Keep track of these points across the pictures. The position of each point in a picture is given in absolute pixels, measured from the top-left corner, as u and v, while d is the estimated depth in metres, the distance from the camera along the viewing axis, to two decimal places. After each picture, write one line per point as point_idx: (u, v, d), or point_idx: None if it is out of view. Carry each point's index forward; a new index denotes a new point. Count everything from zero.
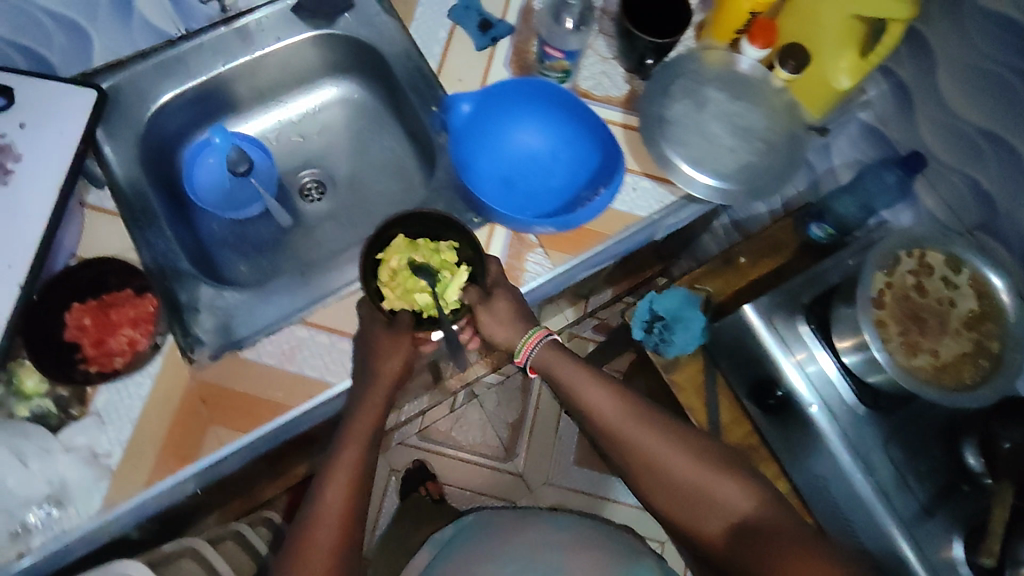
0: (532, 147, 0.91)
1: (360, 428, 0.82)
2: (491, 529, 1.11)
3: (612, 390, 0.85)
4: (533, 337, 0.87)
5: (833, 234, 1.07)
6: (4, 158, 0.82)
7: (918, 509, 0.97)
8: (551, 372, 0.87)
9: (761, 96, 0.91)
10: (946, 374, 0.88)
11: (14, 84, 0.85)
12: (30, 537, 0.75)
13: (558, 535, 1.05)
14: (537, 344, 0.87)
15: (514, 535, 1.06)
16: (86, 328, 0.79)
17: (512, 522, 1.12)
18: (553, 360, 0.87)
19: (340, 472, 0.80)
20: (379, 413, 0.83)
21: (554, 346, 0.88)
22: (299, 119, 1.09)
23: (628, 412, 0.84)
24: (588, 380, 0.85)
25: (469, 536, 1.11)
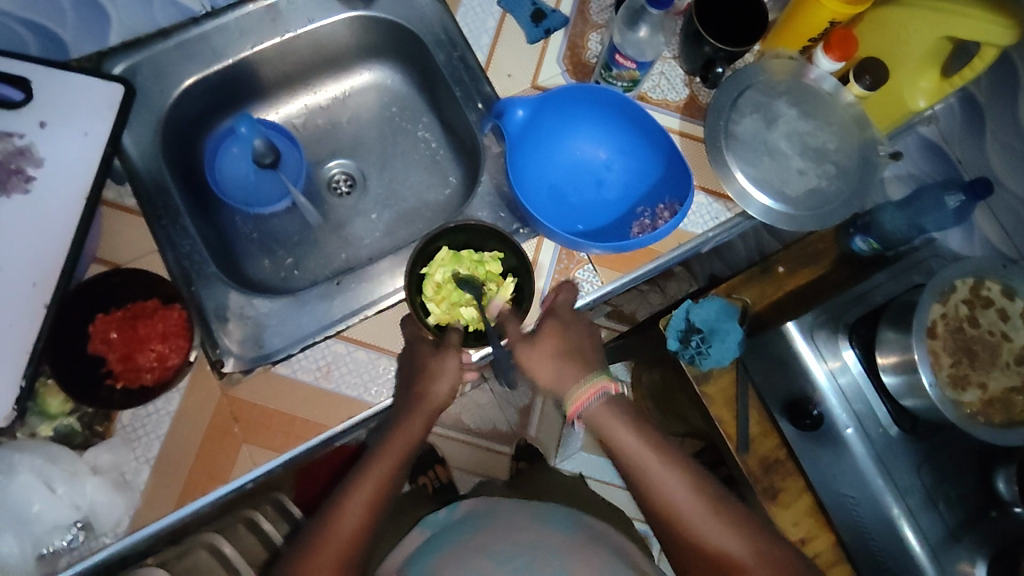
0: (587, 157, 0.86)
1: (376, 472, 0.76)
2: (489, 525, 0.87)
3: (665, 453, 0.77)
4: (588, 389, 0.76)
5: (876, 247, 1.04)
6: (25, 162, 0.76)
7: (946, 533, 0.96)
8: (603, 425, 0.77)
9: (833, 112, 0.86)
10: (993, 410, 0.87)
11: (32, 76, 0.78)
12: (57, 559, 0.71)
13: (567, 539, 0.81)
14: (590, 400, 0.76)
15: (516, 533, 0.82)
16: (113, 342, 0.75)
17: (518, 517, 0.88)
18: (608, 415, 0.77)
19: (340, 525, 0.73)
20: (405, 452, 0.77)
21: (613, 400, 0.78)
22: (328, 105, 1.02)
23: (676, 482, 0.76)
24: (644, 439, 0.77)
25: (465, 531, 0.87)
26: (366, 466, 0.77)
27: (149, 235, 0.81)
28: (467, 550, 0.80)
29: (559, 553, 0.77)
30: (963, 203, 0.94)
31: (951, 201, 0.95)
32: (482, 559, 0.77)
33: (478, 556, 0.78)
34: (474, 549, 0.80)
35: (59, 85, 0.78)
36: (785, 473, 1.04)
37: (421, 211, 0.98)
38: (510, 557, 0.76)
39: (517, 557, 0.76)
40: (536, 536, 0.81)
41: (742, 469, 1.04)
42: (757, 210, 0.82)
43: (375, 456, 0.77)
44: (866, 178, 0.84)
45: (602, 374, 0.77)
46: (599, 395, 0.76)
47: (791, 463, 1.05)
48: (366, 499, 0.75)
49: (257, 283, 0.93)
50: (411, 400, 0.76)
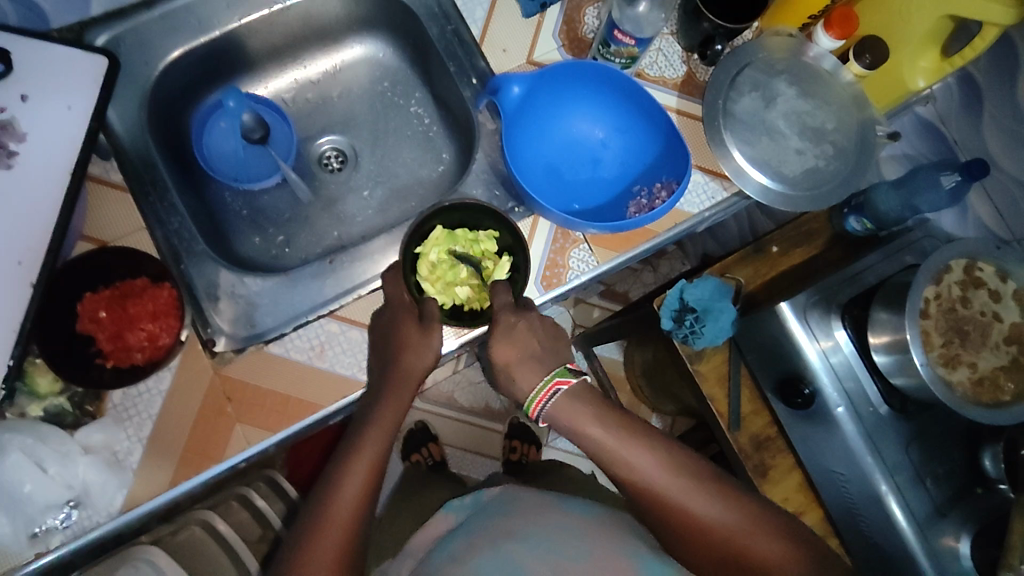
0: (583, 135, 0.85)
1: (368, 452, 0.73)
2: (513, 508, 0.86)
3: (635, 434, 0.76)
4: (542, 390, 0.76)
5: (870, 228, 1.05)
6: (5, 137, 0.73)
7: (932, 509, 0.98)
8: (569, 424, 0.76)
9: (832, 91, 0.85)
10: (983, 390, 0.88)
11: (10, 46, 0.75)
12: (50, 538, 0.71)
13: (590, 520, 0.81)
14: (547, 399, 0.76)
15: (539, 516, 0.81)
16: (103, 321, 0.74)
17: (539, 500, 0.87)
18: (570, 408, 0.76)
19: (337, 510, 0.69)
20: (395, 426, 0.75)
21: (572, 395, 0.76)
22: (318, 80, 1.00)
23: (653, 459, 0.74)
24: (606, 426, 0.75)
25: (491, 514, 0.86)
26: (357, 446, 0.73)
27: (136, 211, 0.79)
28: (495, 534, 0.79)
29: (583, 536, 0.77)
30: (958, 183, 0.93)
31: (947, 181, 0.94)
32: (511, 541, 0.76)
33: (507, 539, 0.77)
34: (502, 532, 0.79)
35: (42, 57, 0.76)
36: (774, 451, 1.10)
37: (414, 189, 0.97)
38: (537, 539, 0.75)
39: (544, 539, 0.76)
40: (558, 518, 0.80)
41: (733, 446, 1.08)
42: (754, 189, 0.82)
43: (364, 434, 0.74)
44: (864, 158, 0.84)
45: (559, 372, 0.76)
46: (552, 396, 0.76)
47: (782, 441, 1.10)
48: (361, 481, 0.71)
49: (249, 262, 0.91)
50: (393, 378, 0.75)
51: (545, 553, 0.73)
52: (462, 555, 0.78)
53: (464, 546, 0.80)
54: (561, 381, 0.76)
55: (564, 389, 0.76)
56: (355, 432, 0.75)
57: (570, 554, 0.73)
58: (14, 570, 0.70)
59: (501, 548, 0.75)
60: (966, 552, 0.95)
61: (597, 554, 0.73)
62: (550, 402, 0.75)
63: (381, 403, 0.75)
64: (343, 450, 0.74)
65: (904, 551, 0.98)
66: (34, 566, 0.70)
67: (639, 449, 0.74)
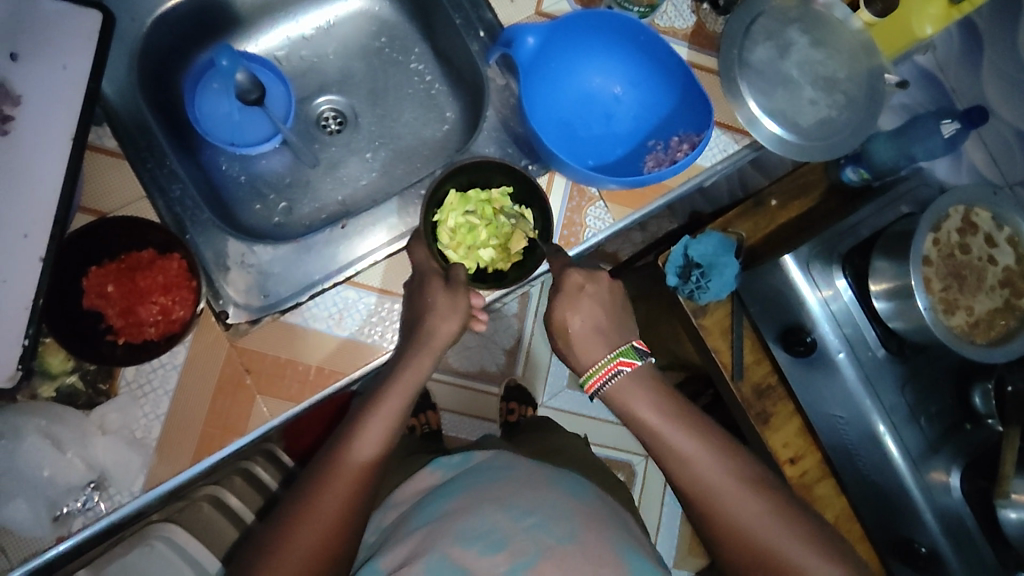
0: (597, 89, 0.83)
1: (378, 419, 0.72)
2: (510, 473, 0.86)
3: (690, 426, 0.77)
4: (604, 369, 0.76)
5: (867, 177, 1.07)
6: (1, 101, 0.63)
7: (926, 445, 1.02)
8: (622, 403, 0.77)
9: (843, 40, 0.85)
10: (979, 331, 0.92)
11: None
12: (71, 520, 0.68)
13: (580, 504, 0.80)
14: (608, 378, 0.76)
15: (529, 488, 0.81)
16: (111, 296, 0.72)
17: (534, 473, 0.86)
18: (626, 389, 0.76)
19: (340, 473, 0.69)
20: (412, 393, 0.73)
21: (634, 376, 0.77)
22: (311, 36, 0.95)
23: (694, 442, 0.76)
24: (663, 414, 0.76)
25: (483, 477, 0.86)
26: (371, 410, 0.72)
27: (136, 179, 0.74)
28: (482, 499, 0.79)
29: (573, 516, 0.76)
30: (957, 132, 0.94)
31: (946, 130, 0.95)
32: (498, 510, 0.76)
33: (495, 507, 0.77)
34: (491, 499, 0.79)
35: (26, 12, 0.65)
36: (775, 398, 1.13)
37: (417, 149, 0.94)
38: (525, 512, 0.75)
39: (531, 513, 0.75)
40: (549, 495, 0.79)
41: (735, 395, 1.11)
42: (768, 138, 0.82)
43: (378, 402, 0.72)
44: (874, 108, 0.85)
45: (623, 351, 0.77)
46: (612, 376, 0.76)
47: (782, 388, 1.13)
48: (368, 448, 0.71)
49: (252, 230, 0.87)
50: (416, 340, 0.73)
51: (532, 529, 0.73)
52: (449, 515, 0.78)
53: (450, 508, 0.80)
54: (624, 361, 0.76)
55: (626, 369, 0.76)
56: (368, 398, 0.74)
57: (558, 533, 0.73)
58: (34, 555, 0.67)
59: (487, 515, 0.76)
60: (956, 485, 1.01)
61: (585, 539, 0.73)
62: (610, 382, 0.76)
63: (400, 369, 0.73)
64: (356, 413, 0.74)
65: (898, 488, 1.03)
66: (55, 551, 0.67)
67: (690, 439, 0.76)
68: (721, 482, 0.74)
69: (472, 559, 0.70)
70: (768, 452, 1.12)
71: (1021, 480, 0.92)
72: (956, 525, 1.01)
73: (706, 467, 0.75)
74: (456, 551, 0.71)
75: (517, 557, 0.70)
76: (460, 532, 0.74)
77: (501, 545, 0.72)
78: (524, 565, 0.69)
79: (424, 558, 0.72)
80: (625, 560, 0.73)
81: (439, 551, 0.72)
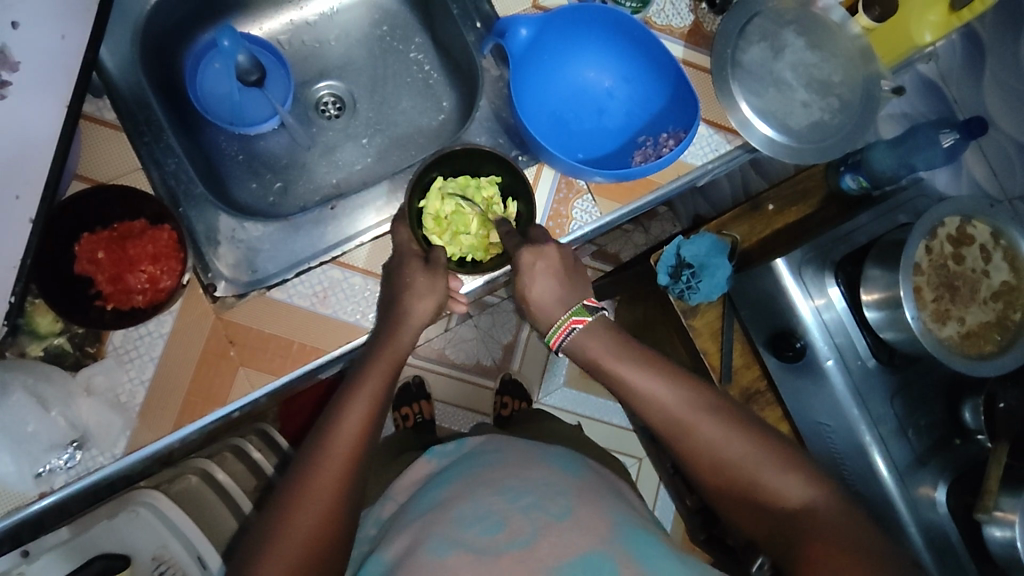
0: (590, 84, 0.84)
1: (370, 386, 0.72)
2: (496, 459, 0.86)
3: (663, 371, 0.77)
4: (558, 328, 0.78)
5: (865, 185, 1.05)
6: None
7: (912, 458, 1.00)
8: (598, 362, 0.77)
9: (840, 43, 0.85)
10: (970, 344, 0.91)
11: None
12: (53, 478, 0.70)
13: (572, 480, 0.80)
14: (564, 335, 0.78)
15: (523, 470, 0.81)
16: (101, 262, 0.74)
17: (520, 456, 0.87)
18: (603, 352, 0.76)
19: (339, 441, 0.69)
20: (397, 363, 0.74)
21: (591, 332, 0.78)
22: (315, 22, 0.98)
23: (659, 372, 0.77)
24: (637, 361, 0.77)
25: (475, 463, 0.86)
26: (363, 374, 0.73)
27: (132, 152, 0.77)
28: (475, 484, 0.79)
29: (567, 492, 0.77)
30: (955, 142, 0.93)
31: (944, 140, 0.94)
32: (493, 494, 0.76)
33: (489, 491, 0.77)
34: (484, 484, 0.79)
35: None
36: (764, 403, 1.12)
37: (413, 137, 0.96)
38: (519, 494, 0.75)
39: (525, 494, 0.75)
40: (538, 474, 0.80)
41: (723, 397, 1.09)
42: (759, 140, 0.83)
43: (370, 365, 0.73)
44: (870, 113, 0.84)
45: (576, 310, 0.78)
46: (568, 334, 0.77)
47: (771, 394, 1.13)
48: (363, 415, 0.71)
49: (246, 208, 0.89)
50: (393, 320, 0.75)
51: (527, 510, 0.72)
52: (446, 502, 0.78)
53: (445, 495, 0.80)
54: (577, 319, 0.77)
55: (580, 327, 0.77)
56: (360, 366, 0.74)
57: (553, 509, 0.73)
58: (20, 507, 0.70)
59: (481, 500, 0.76)
60: (942, 500, 0.98)
61: (580, 513, 0.73)
62: (567, 339, 0.78)
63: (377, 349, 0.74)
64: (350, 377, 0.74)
65: (883, 501, 0.99)
66: (38, 505, 0.70)
67: (665, 383, 0.76)
68: (699, 421, 0.75)
69: (471, 538, 0.70)
70: None
71: (1008, 498, 0.89)
72: (941, 543, 0.97)
73: (685, 409, 0.75)
74: (457, 535, 0.71)
75: (515, 535, 0.70)
76: (458, 517, 0.74)
77: (501, 526, 0.71)
78: (524, 541, 0.69)
79: (425, 542, 0.72)
80: (618, 538, 0.71)
81: (439, 536, 0.72)
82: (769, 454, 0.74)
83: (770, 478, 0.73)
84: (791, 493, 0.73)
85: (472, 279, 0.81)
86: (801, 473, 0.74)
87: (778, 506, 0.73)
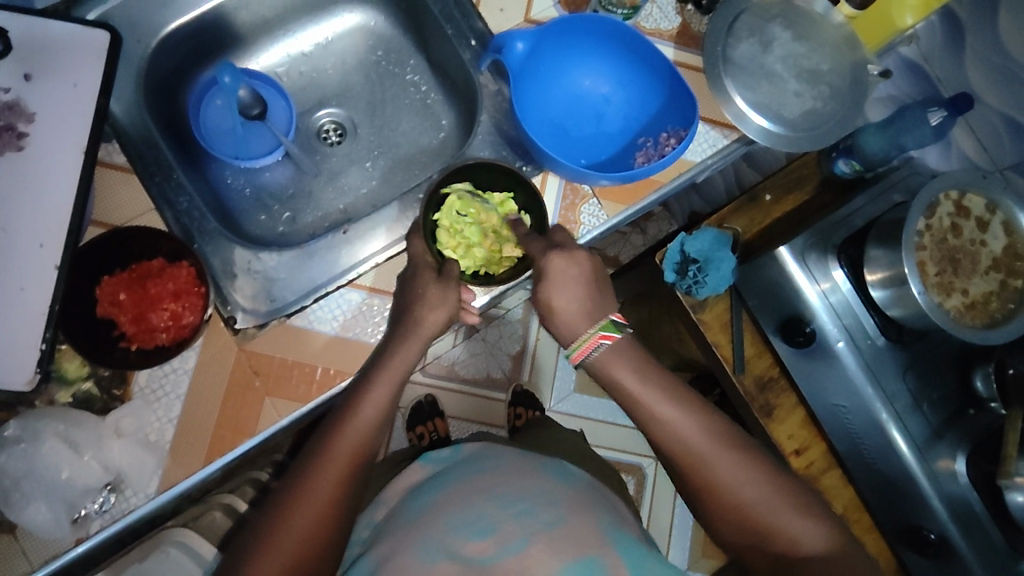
0: (587, 91, 0.86)
1: (366, 409, 0.72)
2: (503, 466, 0.86)
3: (663, 390, 0.78)
4: (589, 341, 0.77)
5: (859, 169, 1.05)
6: (15, 118, 0.71)
7: (930, 432, 1.01)
8: (596, 369, 0.78)
9: (825, 33, 0.88)
10: (976, 313, 0.94)
11: (13, 27, 0.72)
12: (89, 523, 0.70)
13: (569, 491, 0.80)
14: (592, 349, 0.77)
15: (517, 479, 0.81)
16: (123, 303, 0.74)
17: (519, 462, 0.87)
18: (606, 358, 0.78)
19: (329, 463, 0.69)
20: (398, 383, 0.74)
21: (617, 349, 0.78)
22: (311, 52, 0.99)
23: (657, 383, 0.78)
24: (645, 381, 0.77)
25: (472, 469, 0.86)
26: (356, 403, 0.72)
27: (144, 193, 0.78)
28: (470, 492, 0.79)
29: (560, 502, 0.77)
30: (944, 119, 0.94)
31: (933, 118, 0.94)
32: (486, 500, 0.77)
33: (482, 498, 0.77)
34: (477, 492, 0.79)
35: (44, 35, 0.73)
36: (778, 390, 1.09)
37: (416, 157, 0.97)
38: (513, 501, 0.76)
39: (521, 500, 0.76)
40: (537, 483, 0.80)
41: (738, 389, 1.07)
42: (757, 131, 0.85)
43: (369, 390, 0.72)
44: (859, 98, 0.87)
45: (603, 326, 0.78)
46: (595, 349, 0.77)
47: (785, 380, 1.09)
48: (356, 441, 0.71)
49: (257, 240, 0.90)
50: (411, 339, 0.75)
51: (519, 515, 0.73)
52: (437, 507, 0.78)
53: (440, 499, 0.80)
54: (606, 334, 0.77)
55: (609, 343, 0.78)
56: (363, 379, 0.74)
57: (545, 517, 0.73)
58: (56, 556, 0.69)
59: (476, 506, 0.76)
60: (962, 471, 1.00)
61: (572, 523, 0.73)
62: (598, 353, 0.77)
63: (397, 367, 0.74)
64: (350, 394, 0.74)
65: (905, 475, 1.01)
66: (74, 553, 0.69)
67: (660, 396, 0.77)
68: (691, 436, 0.76)
69: (463, 545, 0.71)
70: (773, 444, 1.08)
71: None
72: (966, 513, 0.99)
73: (678, 422, 0.76)
74: (449, 541, 0.72)
75: (507, 540, 0.70)
76: (450, 522, 0.74)
77: (491, 531, 0.72)
78: (513, 547, 0.69)
79: (414, 546, 0.73)
80: (610, 543, 0.72)
81: (430, 542, 0.72)
82: (753, 473, 0.75)
83: (759, 500, 0.74)
84: (778, 515, 0.74)
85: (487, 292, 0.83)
86: (795, 504, 0.75)
87: (761, 525, 0.74)
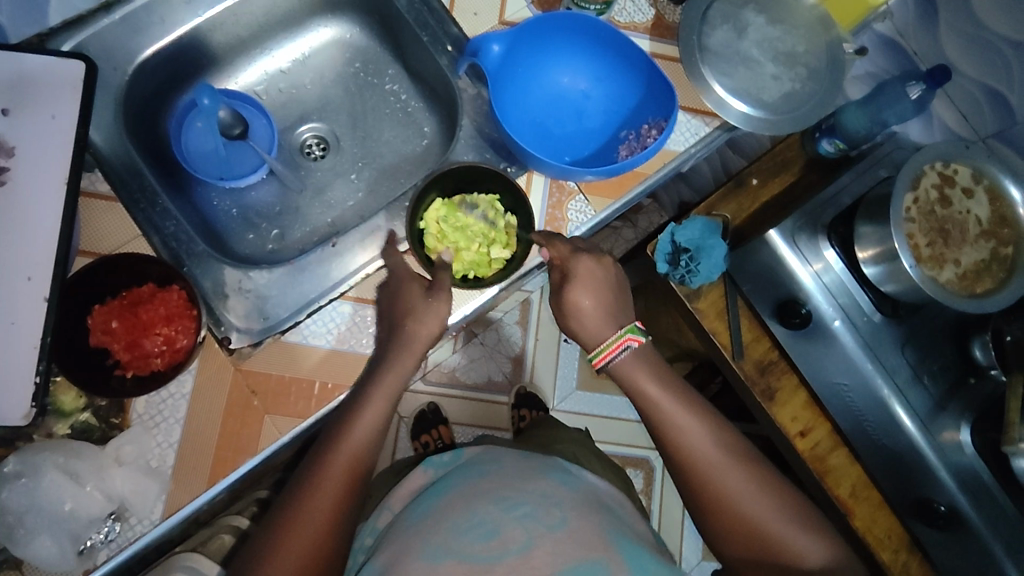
0: (566, 89, 0.87)
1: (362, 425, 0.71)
2: (507, 467, 0.85)
3: (676, 394, 0.79)
4: (616, 343, 0.79)
5: (842, 148, 1.05)
6: None
7: (933, 404, 1.01)
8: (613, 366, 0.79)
9: (798, 16, 0.89)
10: (969, 282, 0.94)
11: None
12: (96, 553, 0.70)
13: (572, 492, 0.80)
14: (619, 351, 0.79)
15: (520, 481, 0.80)
16: (115, 331, 0.75)
17: (520, 464, 0.86)
18: (628, 362, 0.79)
19: (327, 478, 0.69)
20: (395, 397, 0.74)
21: (639, 355, 0.80)
22: (289, 69, 0.99)
23: (670, 387, 0.79)
24: (659, 382, 0.79)
25: (471, 473, 0.85)
26: (351, 418, 0.72)
27: (130, 220, 0.78)
28: (474, 495, 0.79)
29: (563, 504, 0.76)
30: (923, 92, 0.93)
31: (913, 91, 0.94)
32: (489, 504, 0.76)
33: (486, 501, 0.77)
34: (480, 495, 0.78)
35: (18, 68, 0.73)
36: (779, 373, 1.08)
37: (400, 165, 0.97)
38: (516, 504, 0.75)
39: (522, 504, 0.75)
40: (539, 484, 0.80)
41: (738, 374, 1.07)
42: (737, 117, 0.85)
43: (364, 403, 0.72)
44: (835, 78, 0.88)
45: (630, 329, 0.80)
46: (622, 350, 0.79)
47: (784, 362, 1.09)
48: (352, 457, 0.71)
49: (245, 258, 0.90)
50: (401, 347, 0.75)
51: (522, 518, 0.72)
52: (440, 512, 0.78)
53: (442, 504, 0.80)
54: (633, 338, 0.79)
55: (635, 346, 0.79)
56: (358, 393, 0.74)
57: (548, 520, 0.73)
58: None
59: (477, 510, 0.75)
60: (967, 441, 1.00)
61: (576, 525, 0.73)
62: (622, 354, 0.78)
63: (389, 376, 0.74)
64: (345, 408, 0.73)
65: (911, 450, 1.02)
66: None
67: (672, 400, 0.78)
68: (699, 442, 0.76)
69: (469, 548, 0.70)
70: (777, 426, 1.08)
71: None
72: (973, 482, 1.00)
73: (689, 427, 0.77)
74: (454, 544, 0.71)
75: (509, 544, 0.69)
76: (454, 527, 0.74)
77: (494, 534, 0.71)
78: (518, 549, 0.69)
79: (419, 551, 0.72)
80: (615, 542, 0.72)
81: (433, 546, 0.72)
82: (755, 480, 0.75)
83: (762, 507, 0.73)
84: (780, 528, 0.72)
85: (531, 257, 0.81)
86: (794, 513, 0.74)
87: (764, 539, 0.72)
